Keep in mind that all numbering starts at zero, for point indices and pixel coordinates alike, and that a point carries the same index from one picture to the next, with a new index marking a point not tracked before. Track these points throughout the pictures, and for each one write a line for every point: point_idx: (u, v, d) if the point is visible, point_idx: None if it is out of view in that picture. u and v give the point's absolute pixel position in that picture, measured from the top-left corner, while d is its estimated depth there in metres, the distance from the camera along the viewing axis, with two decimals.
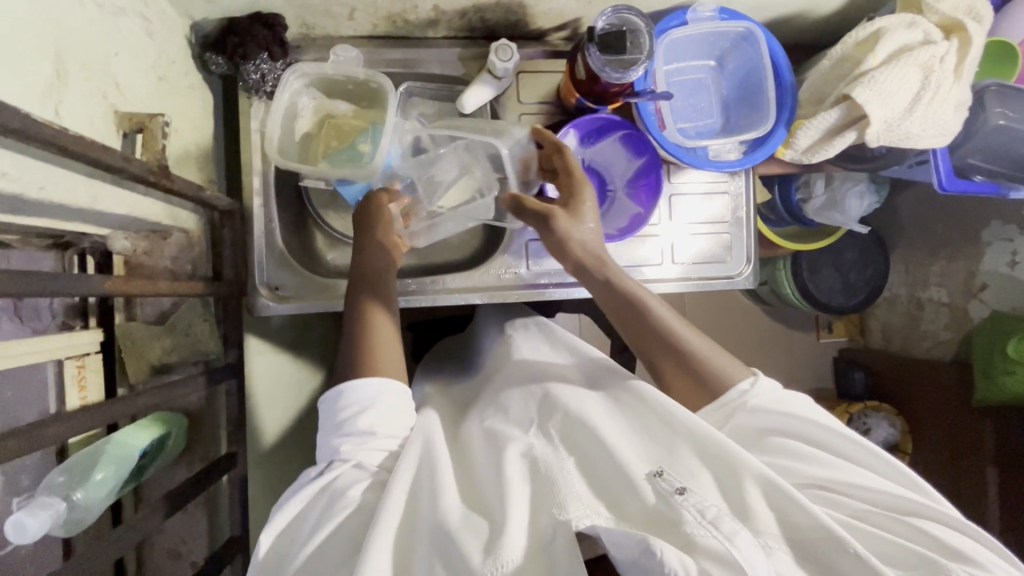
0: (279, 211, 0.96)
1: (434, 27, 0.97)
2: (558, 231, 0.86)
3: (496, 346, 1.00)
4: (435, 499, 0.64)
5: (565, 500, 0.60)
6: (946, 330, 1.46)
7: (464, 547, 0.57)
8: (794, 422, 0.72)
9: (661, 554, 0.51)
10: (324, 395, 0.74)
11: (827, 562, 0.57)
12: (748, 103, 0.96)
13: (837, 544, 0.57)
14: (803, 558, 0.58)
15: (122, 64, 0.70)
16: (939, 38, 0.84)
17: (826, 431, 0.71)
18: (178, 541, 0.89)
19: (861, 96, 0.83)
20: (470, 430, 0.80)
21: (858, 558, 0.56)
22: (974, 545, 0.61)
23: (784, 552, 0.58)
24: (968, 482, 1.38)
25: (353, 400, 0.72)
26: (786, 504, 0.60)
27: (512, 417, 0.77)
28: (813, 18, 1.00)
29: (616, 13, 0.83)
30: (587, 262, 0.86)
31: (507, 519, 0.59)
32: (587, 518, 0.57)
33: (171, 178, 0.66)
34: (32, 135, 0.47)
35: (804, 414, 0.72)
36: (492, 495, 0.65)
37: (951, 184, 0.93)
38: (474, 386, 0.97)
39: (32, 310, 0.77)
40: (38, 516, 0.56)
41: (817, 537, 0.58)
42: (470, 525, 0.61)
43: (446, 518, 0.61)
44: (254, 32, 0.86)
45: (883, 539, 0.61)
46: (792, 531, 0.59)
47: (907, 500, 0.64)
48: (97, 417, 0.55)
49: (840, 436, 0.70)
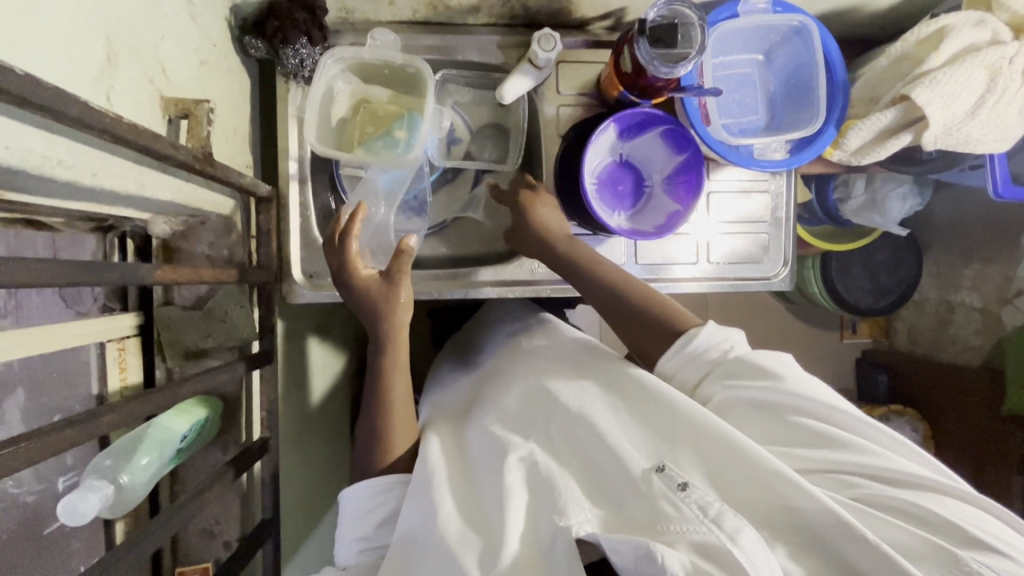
0: (313, 197, 0.95)
1: (475, 13, 0.95)
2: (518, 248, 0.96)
3: (504, 348, 0.98)
4: (434, 510, 0.66)
5: (565, 505, 0.61)
6: (976, 336, 1.42)
7: (463, 560, 0.59)
8: (796, 399, 0.67)
9: (662, 559, 0.51)
10: (341, 492, 0.74)
11: (828, 546, 0.54)
12: (796, 100, 0.93)
13: (846, 529, 0.54)
14: (806, 549, 0.55)
15: (167, 47, 0.70)
16: (1008, 38, 0.80)
17: (828, 408, 0.66)
18: (211, 522, 0.91)
19: (922, 97, 0.79)
20: (471, 431, 0.79)
21: (869, 546, 0.52)
22: (985, 523, 0.57)
23: (784, 543, 0.56)
24: (992, 491, 1.36)
25: (370, 500, 0.73)
26: (789, 492, 0.58)
27: (504, 424, 0.75)
28: (870, 11, 0.96)
29: (667, 5, 0.79)
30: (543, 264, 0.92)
31: (504, 530, 0.61)
32: (587, 524, 0.58)
33: (215, 165, 0.66)
34: (91, 123, 0.46)
35: (804, 389, 0.68)
36: (490, 504, 0.65)
37: (1007, 191, 0.90)
38: (471, 390, 0.92)
39: (75, 293, 0.77)
40: (89, 499, 0.58)
41: (826, 522, 0.55)
42: (466, 537, 0.62)
43: (445, 531, 0.63)
44: (295, 16, 0.84)
45: (887, 523, 0.57)
46: (795, 517, 0.57)
47: (915, 480, 0.60)
48: (146, 405, 0.55)
49: (847, 414, 0.66)
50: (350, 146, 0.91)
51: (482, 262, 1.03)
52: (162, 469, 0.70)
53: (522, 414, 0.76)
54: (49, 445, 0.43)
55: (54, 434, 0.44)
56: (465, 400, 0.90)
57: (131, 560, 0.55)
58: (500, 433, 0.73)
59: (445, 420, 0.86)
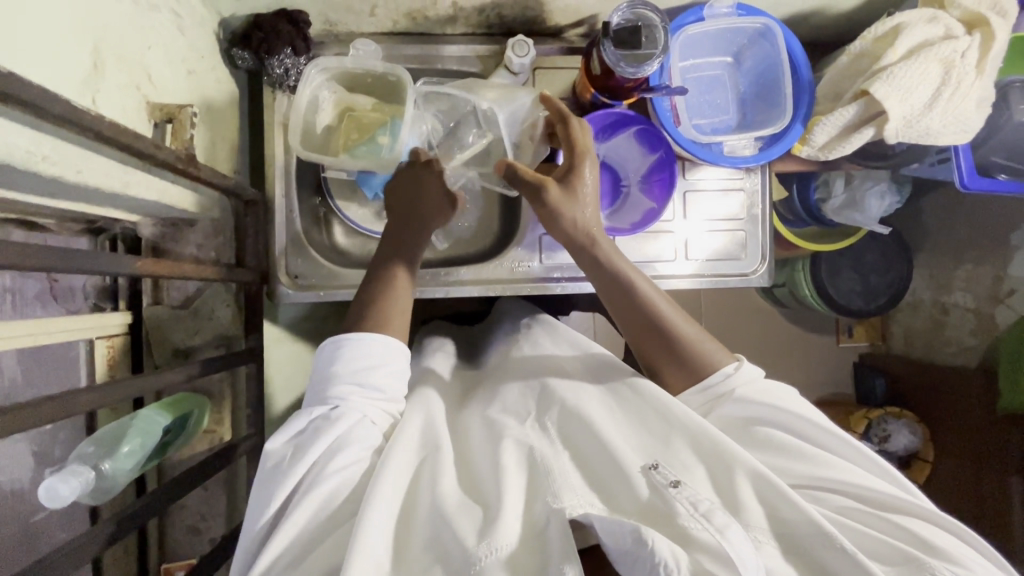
0: (300, 201, 0.98)
1: (453, 23, 0.99)
2: (548, 203, 0.80)
3: (506, 340, 1.00)
4: (433, 485, 0.65)
5: (560, 490, 0.62)
6: (972, 336, 1.42)
7: (459, 526, 0.59)
8: (783, 414, 0.72)
9: (653, 543, 0.53)
10: (323, 345, 0.74)
11: (811, 554, 0.58)
12: (765, 99, 0.96)
13: (826, 539, 0.58)
14: (792, 553, 0.58)
15: (154, 57, 0.74)
16: (961, 33, 0.83)
17: (812, 426, 0.71)
18: (198, 518, 0.94)
19: (880, 92, 0.82)
20: (466, 414, 0.81)
21: (847, 555, 0.57)
22: (954, 544, 0.62)
23: (773, 545, 0.59)
24: (994, 494, 1.34)
25: (363, 356, 0.72)
26: (778, 500, 0.61)
27: (507, 408, 0.76)
28: (833, 14, 1.00)
29: (631, 9, 0.84)
30: (576, 242, 0.81)
31: (501, 506, 0.60)
32: (581, 507, 0.59)
33: (198, 166, 0.69)
34: (74, 121, 0.50)
35: (793, 409, 0.72)
36: (486, 480, 0.65)
37: (974, 183, 0.92)
38: (473, 377, 0.94)
39: (67, 291, 0.83)
40: (70, 482, 0.60)
41: (809, 532, 0.59)
42: (465, 509, 0.62)
43: (444, 502, 0.62)
44: (279, 28, 0.89)
45: (862, 534, 0.63)
46: (781, 527, 0.60)
47: (890, 499, 0.66)
48: (125, 389, 0.58)
49: (829, 433, 0.71)
50: (334, 151, 0.93)
51: (467, 262, 1.06)
52: (144, 459, 0.73)
53: (519, 403, 0.77)
54: (26, 418, 0.46)
55: (31, 408, 0.47)
56: (460, 384, 0.92)
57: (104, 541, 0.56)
58: (500, 419, 0.74)
59: (447, 394, 0.87)
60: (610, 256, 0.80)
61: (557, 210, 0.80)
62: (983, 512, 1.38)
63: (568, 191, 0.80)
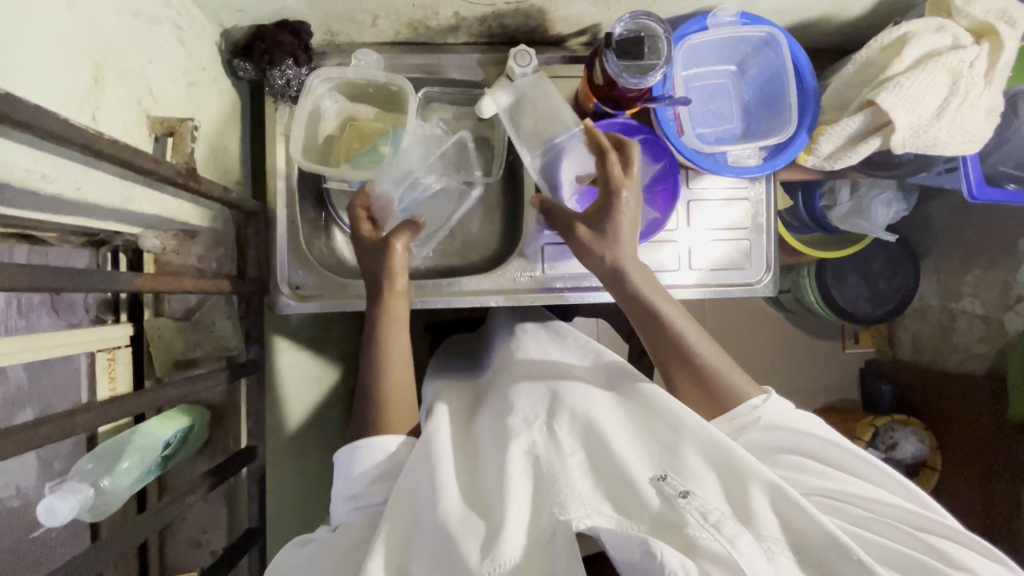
0: (302, 211, 0.98)
1: (455, 32, 0.99)
2: (579, 242, 0.83)
3: (504, 347, 0.98)
4: (436, 494, 0.64)
5: (566, 500, 0.61)
6: (979, 343, 1.39)
7: (462, 546, 0.58)
8: (803, 438, 0.72)
9: (661, 555, 0.52)
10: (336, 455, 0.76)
11: (829, 569, 0.57)
12: (770, 108, 0.95)
13: (841, 550, 0.56)
14: (807, 562, 0.58)
15: (154, 70, 0.74)
16: (969, 42, 0.82)
17: (832, 447, 0.71)
18: (199, 530, 0.94)
19: (887, 102, 0.81)
20: (475, 424, 0.80)
21: (860, 564, 0.56)
22: (978, 559, 0.60)
23: (786, 555, 0.58)
24: (1004, 505, 1.32)
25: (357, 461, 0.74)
26: (791, 512, 0.60)
27: (517, 412, 0.73)
28: (838, 22, 0.99)
29: (634, 19, 0.82)
30: (604, 277, 0.83)
31: (504, 520, 0.60)
32: (588, 518, 0.58)
33: (198, 180, 0.69)
34: (72, 139, 0.49)
35: (811, 429, 0.72)
36: (492, 493, 0.65)
37: (981, 193, 0.91)
38: (476, 387, 0.94)
39: (68, 304, 0.82)
40: (68, 500, 0.61)
41: (822, 543, 0.58)
42: (467, 524, 0.61)
43: (447, 517, 0.62)
44: (281, 39, 0.88)
45: (879, 543, 0.62)
46: (794, 536, 0.59)
47: (908, 513, 0.64)
48: (123, 408, 0.58)
49: (837, 448, 0.70)
50: (336, 162, 0.92)
51: (467, 273, 1.05)
52: (143, 474, 0.74)
53: (527, 406, 0.74)
54: (21, 441, 0.46)
55: (28, 431, 0.47)
56: (466, 394, 0.92)
57: (102, 561, 0.56)
58: (509, 421, 0.72)
59: (455, 406, 0.86)
60: (642, 287, 0.81)
61: (587, 249, 0.83)
62: (992, 522, 1.36)
63: (598, 233, 0.81)
